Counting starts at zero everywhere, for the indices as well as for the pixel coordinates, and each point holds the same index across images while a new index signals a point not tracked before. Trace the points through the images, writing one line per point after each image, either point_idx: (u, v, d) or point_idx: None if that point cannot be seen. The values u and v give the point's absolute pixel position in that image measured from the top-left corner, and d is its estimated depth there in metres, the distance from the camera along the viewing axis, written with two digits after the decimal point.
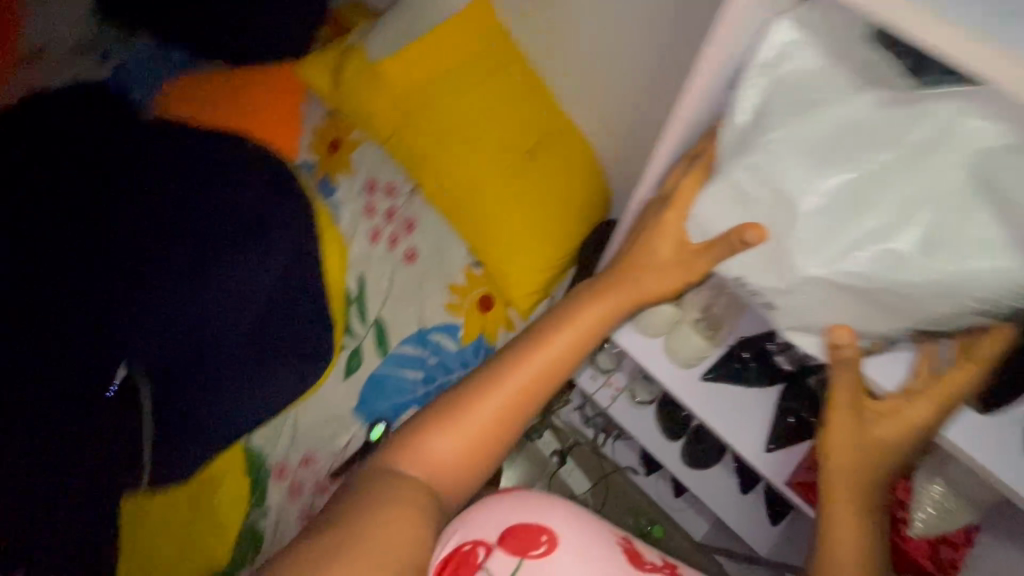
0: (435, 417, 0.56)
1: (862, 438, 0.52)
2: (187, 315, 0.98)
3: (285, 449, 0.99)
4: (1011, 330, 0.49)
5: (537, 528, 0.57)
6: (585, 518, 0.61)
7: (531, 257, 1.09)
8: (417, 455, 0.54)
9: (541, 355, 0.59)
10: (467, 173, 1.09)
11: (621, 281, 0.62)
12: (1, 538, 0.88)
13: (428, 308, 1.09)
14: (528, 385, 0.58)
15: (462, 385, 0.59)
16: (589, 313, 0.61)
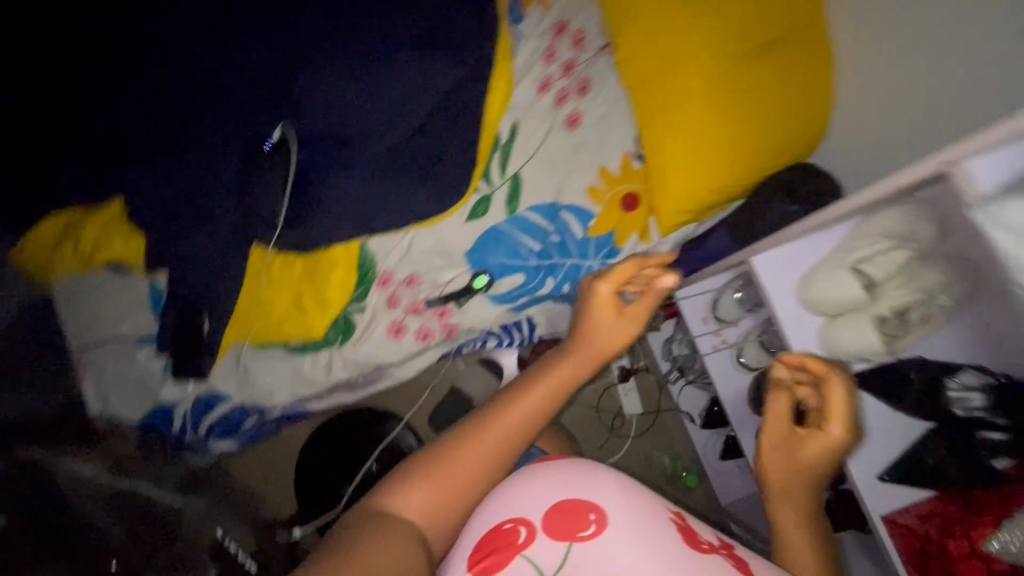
0: (417, 472, 0.61)
1: (805, 453, 0.64)
2: (345, 99, 0.91)
3: (393, 262, 0.99)
4: (840, 362, 0.66)
5: (586, 506, 0.53)
6: (640, 496, 0.56)
7: (710, 172, 0.94)
8: (396, 505, 0.58)
9: (543, 387, 0.66)
10: (677, 47, 0.92)
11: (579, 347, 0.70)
12: (132, 245, 0.94)
13: (571, 183, 1.03)
14: (517, 421, 0.64)
15: (438, 444, 0.64)
16: (565, 368, 0.68)
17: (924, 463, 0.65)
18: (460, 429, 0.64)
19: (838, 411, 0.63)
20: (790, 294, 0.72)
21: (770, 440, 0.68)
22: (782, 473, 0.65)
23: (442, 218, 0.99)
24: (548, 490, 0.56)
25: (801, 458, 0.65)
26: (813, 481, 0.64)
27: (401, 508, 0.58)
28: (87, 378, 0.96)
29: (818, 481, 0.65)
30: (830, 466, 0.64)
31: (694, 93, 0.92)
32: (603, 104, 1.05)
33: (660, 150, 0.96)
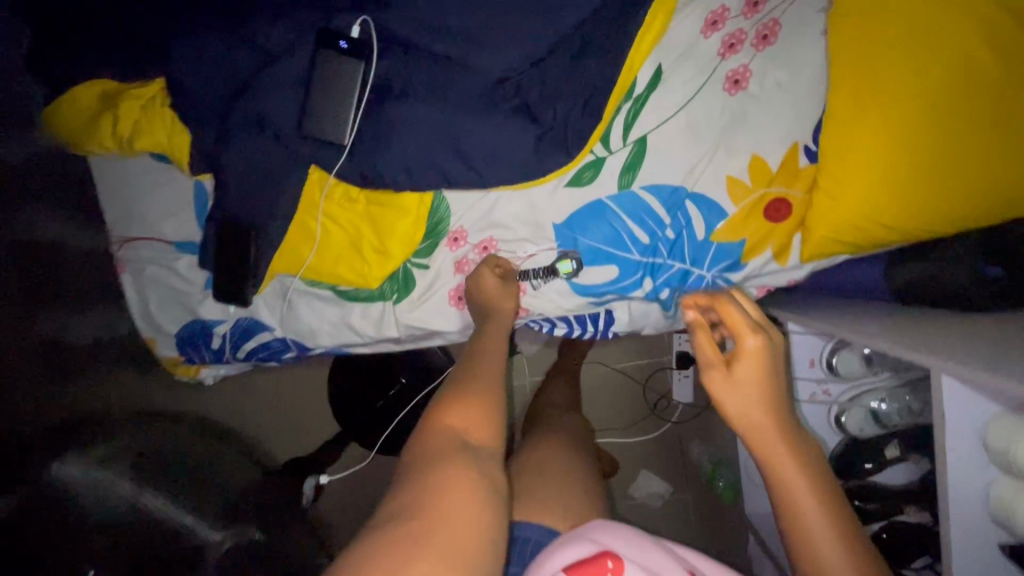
0: (451, 400, 0.58)
1: (753, 391, 0.60)
2: (454, 9, 0.70)
3: (471, 220, 0.83)
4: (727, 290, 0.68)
5: (601, 556, 0.46)
6: (649, 550, 0.49)
7: (904, 198, 0.70)
8: (448, 425, 0.55)
9: (493, 350, 0.70)
10: (921, 28, 0.67)
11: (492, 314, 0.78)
12: (177, 140, 0.80)
13: (709, 166, 0.80)
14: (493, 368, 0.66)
15: (453, 384, 0.61)
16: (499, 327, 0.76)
17: None
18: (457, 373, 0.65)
19: (753, 353, 0.62)
20: (972, 429, 0.56)
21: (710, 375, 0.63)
22: (750, 433, 0.60)
23: (539, 182, 0.80)
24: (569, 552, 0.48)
25: (758, 402, 0.60)
26: (779, 417, 0.60)
27: (460, 434, 0.55)
28: (126, 274, 0.88)
29: (788, 419, 0.60)
30: (775, 391, 0.61)
31: (924, 95, 0.67)
32: (785, 69, 0.77)
33: (846, 156, 0.71)
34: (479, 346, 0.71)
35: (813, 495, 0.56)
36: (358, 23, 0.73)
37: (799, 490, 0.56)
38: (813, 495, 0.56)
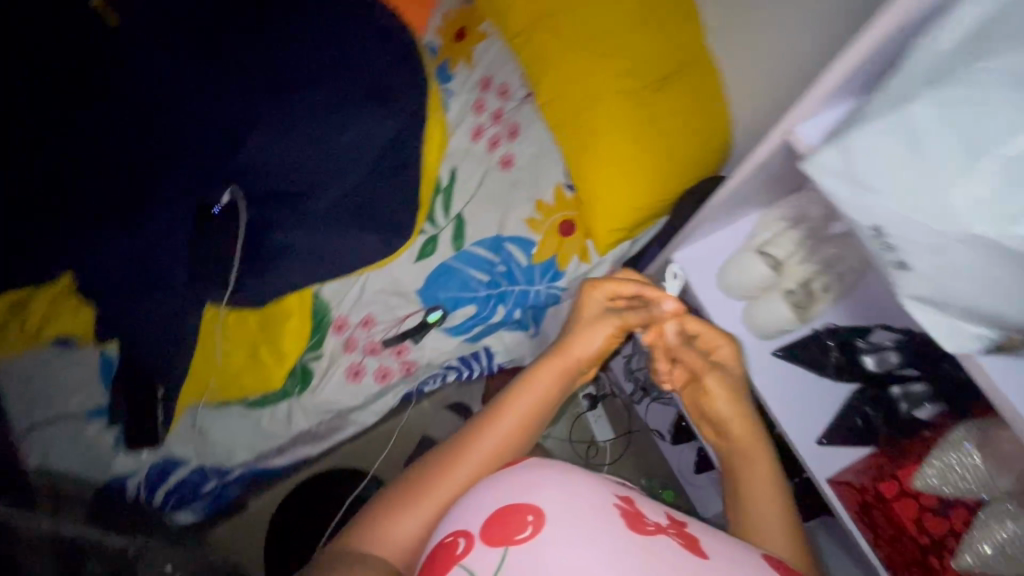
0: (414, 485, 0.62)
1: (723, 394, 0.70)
2: (297, 163, 1.01)
3: (347, 307, 1.04)
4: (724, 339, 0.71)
5: (523, 509, 0.46)
6: (578, 480, 0.50)
7: (629, 190, 1.02)
8: (408, 520, 0.60)
9: (516, 403, 0.68)
10: (589, 89, 1.03)
11: (561, 353, 0.72)
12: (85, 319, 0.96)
13: (510, 217, 1.10)
14: (495, 446, 0.65)
15: (438, 453, 0.65)
16: (550, 376, 0.71)
17: (856, 422, 0.69)
18: (460, 435, 0.67)
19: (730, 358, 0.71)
20: (712, 285, 0.79)
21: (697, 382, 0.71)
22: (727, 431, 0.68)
23: (391, 259, 1.05)
24: (501, 495, 0.49)
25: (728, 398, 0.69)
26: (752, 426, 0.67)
27: (399, 528, 0.60)
28: (31, 459, 0.94)
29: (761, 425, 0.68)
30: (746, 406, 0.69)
31: (607, 125, 1.02)
32: (532, 144, 1.14)
33: (585, 179, 1.05)
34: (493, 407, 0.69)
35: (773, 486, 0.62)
36: (226, 192, 0.99)
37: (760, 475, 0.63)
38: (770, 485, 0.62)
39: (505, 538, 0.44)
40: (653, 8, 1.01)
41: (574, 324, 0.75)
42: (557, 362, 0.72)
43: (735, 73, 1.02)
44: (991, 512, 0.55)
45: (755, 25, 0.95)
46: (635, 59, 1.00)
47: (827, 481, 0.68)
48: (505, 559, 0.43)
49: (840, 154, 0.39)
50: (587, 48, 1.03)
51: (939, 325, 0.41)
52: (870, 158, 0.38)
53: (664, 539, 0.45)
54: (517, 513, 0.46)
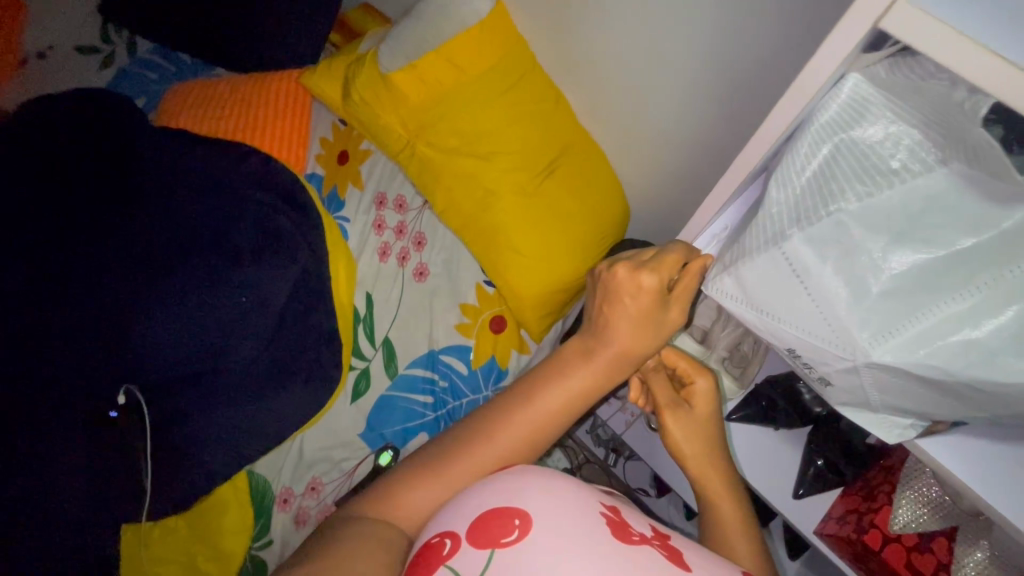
0: (438, 455, 0.55)
1: (700, 432, 0.62)
2: (193, 334, 0.90)
3: (288, 478, 0.96)
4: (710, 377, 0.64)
5: (509, 511, 0.40)
6: (567, 480, 0.45)
7: (548, 276, 1.03)
8: (410, 499, 0.53)
9: (528, 417, 0.55)
10: (485, 189, 1.04)
11: (601, 336, 0.58)
12: None
13: (438, 328, 1.07)
14: (514, 443, 0.54)
15: (470, 426, 0.56)
16: (577, 380, 0.56)
17: (816, 465, 0.69)
18: (472, 418, 0.57)
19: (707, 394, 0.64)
20: None
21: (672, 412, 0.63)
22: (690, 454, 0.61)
23: (323, 412, 0.99)
24: (483, 496, 0.43)
25: (703, 430, 0.62)
26: (716, 454, 0.62)
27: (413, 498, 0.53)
28: None
29: (724, 448, 0.62)
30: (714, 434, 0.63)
31: (511, 221, 1.03)
32: (441, 250, 1.13)
33: (503, 275, 1.05)
34: (533, 379, 0.58)
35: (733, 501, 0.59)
36: (120, 393, 0.87)
37: (722, 494, 0.59)
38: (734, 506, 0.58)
39: (490, 540, 0.38)
40: (526, 101, 1.04)
41: (599, 300, 0.59)
42: (598, 346, 0.57)
43: (614, 144, 1.09)
44: (965, 534, 0.60)
45: (619, 99, 1.02)
46: (519, 154, 1.03)
47: (815, 534, 0.68)
48: (491, 559, 0.37)
49: (734, 289, 0.45)
50: (473, 149, 1.04)
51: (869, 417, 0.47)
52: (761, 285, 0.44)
53: (652, 550, 0.39)
54: (504, 516, 0.40)
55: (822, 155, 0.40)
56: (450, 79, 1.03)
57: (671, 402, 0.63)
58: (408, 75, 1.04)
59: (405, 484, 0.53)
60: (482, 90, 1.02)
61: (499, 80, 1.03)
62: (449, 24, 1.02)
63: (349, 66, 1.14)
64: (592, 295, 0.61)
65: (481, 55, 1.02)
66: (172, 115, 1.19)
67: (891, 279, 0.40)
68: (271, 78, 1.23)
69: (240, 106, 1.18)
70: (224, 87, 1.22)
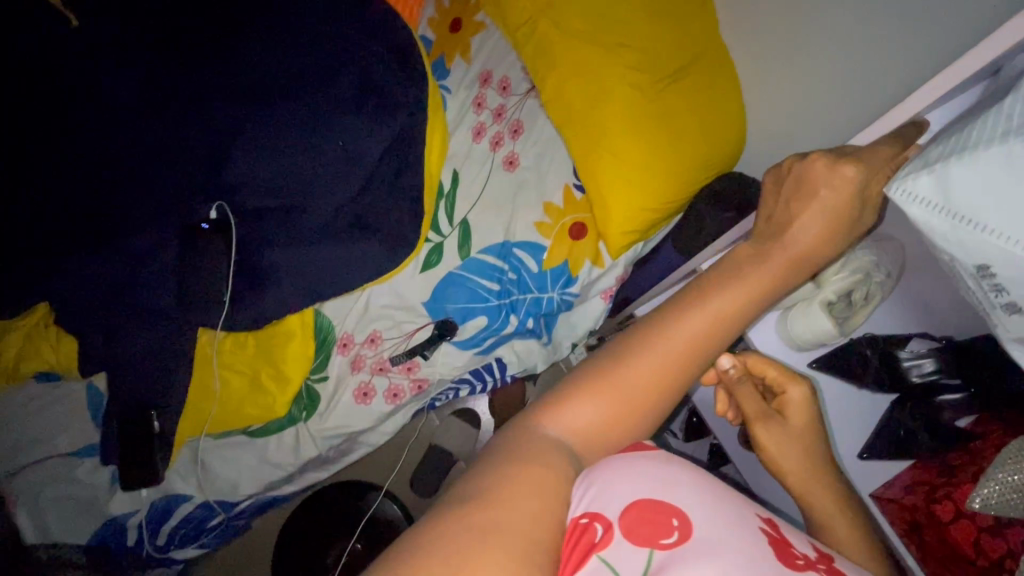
0: (615, 360, 0.50)
1: (798, 443, 0.63)
2: (293, 171, 0.93)
3: (352, 325, 1.00)
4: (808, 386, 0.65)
5: (667, 511, 0.43)
6: (719, 492, 0.47)
7: (645, 191, 0.97)
8: (558, 420, 0.47)
9: (709, 317, 0.51)
10: (601, 84, 0.96)
11: (777, 252, 0.56)
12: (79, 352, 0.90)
13: (517, 221, 1.05)
14: (700, 344, 0.51)
15: (651, 326, 0.52)
16: (759, 274, 0.55)
17: (896, 432, 0.67)
18: (624, 337, 0.52)
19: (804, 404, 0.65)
20: None
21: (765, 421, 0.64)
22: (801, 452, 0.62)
23: (396, 273, 1.00)
24: (640, 482, 0.45)
25: (799, 446, 0.63)
26: (821, 459, 0.63)
27: (583, 420, 0.48)
28: (19, 506, 0.88)
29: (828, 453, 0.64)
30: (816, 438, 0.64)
31: (617, 121, 0.96)
32: (536, 142, 1.08)
33: (597, 179, 0.99)
34: (706, 283, 0.55)
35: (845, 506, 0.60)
36: (212, 207, 0.92)
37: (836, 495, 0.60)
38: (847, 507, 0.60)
39: (648, 539, 0.42)
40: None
41: (788, 194, 0.58)
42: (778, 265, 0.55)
43: (751, 63, 0.99)
44: None
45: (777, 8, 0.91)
46: (644, 48, 0.94)
47: (869, 496, 0.69)
48: (651, 562, 0.41)
49: (934, 185, 0.37)
50: (600, 37, 0.96)
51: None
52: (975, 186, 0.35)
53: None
54: (662, 514, 0.43)
55: None
56: None
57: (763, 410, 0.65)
58: None
59: (564, 401, 0.48)
60: None
61: None
62: None
63: None
64: (776, 191, 0.60)
65: None
66: None
67: None
68: None
69: None
70: None
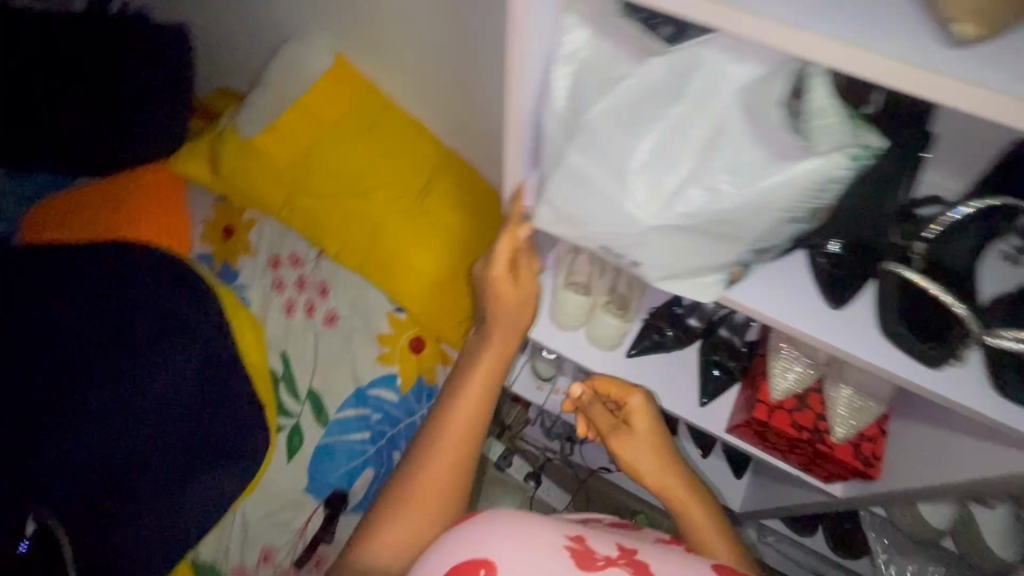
0: (405, 478, 0.60)
1: (648, 446, 0.71)
2: (120, 430, 0.90)
3: (239, 551, 1.01)
4: (643, 393, 0.72)
5: (473, 565, 0.43)
6: (531, 520, 0.48)
7: (450, 287, 1.09)
8: (373, 554, 0.57)
9: (460, 410, 0.63)
10: (368, 224, 1.09)
11: (500, 326, 0.66)
12: None
13: (361, 365, 1.08)
14: (458, 437, 0.62)
15: (423, 434, 0.63)
16: (488, 355, 0.65)
17: (715, 373, 0.79)
18: (410, 452, 0.63)
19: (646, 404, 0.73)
20: (552, 330, 0.85)
21: (614, 437, 0.73)
22: (646, 458, 0.70)
23: (261, 477, 1.02)
24: (450, 548, 0.45)
25: (647, 449, 0.71)
26: (673, 457, 0.70)
27: (390, 540, 0.58)
28: None
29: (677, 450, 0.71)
30: (662, 439, 0.71)
31: (405, 245, 1.08)
32: (346, 291, 1.13)
33: (406, 296, 1.08)
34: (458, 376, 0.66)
35: (693, 495, 0.67)
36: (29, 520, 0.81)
37: (685, 486, 0.68)
38: (697, 497, 0.67)
39: None
40: (384, 136, 1.10)
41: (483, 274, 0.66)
42: (501, 340, 0.66)
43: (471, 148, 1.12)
44: (828, 384, 0.68)
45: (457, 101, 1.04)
46: (394, 180, 1.10)
47: (726, 433, 0.79)
48: None
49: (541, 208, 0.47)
50: (350, 190, 1.10)
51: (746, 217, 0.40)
52: (557, 197, 0.45)
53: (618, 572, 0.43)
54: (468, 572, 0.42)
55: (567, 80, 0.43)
56: (313, 127, 1.11)
57: (615, 424, 0.74)
58: (271, 137, 1.10)
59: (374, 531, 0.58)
60: (347, 130, 1.10)
61: (355, 124, 1.10)
62: (294, 87, 1.10)
63: (211, 143, 1.17)
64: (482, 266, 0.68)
65: (331, 100, 1.09)
66: (45, 228, 1.19)
67: (642, 156, 0.41)
68: (136, 171, 1.24)
69: (109, 205, 1.19)
70: (89, 189, 1.23)
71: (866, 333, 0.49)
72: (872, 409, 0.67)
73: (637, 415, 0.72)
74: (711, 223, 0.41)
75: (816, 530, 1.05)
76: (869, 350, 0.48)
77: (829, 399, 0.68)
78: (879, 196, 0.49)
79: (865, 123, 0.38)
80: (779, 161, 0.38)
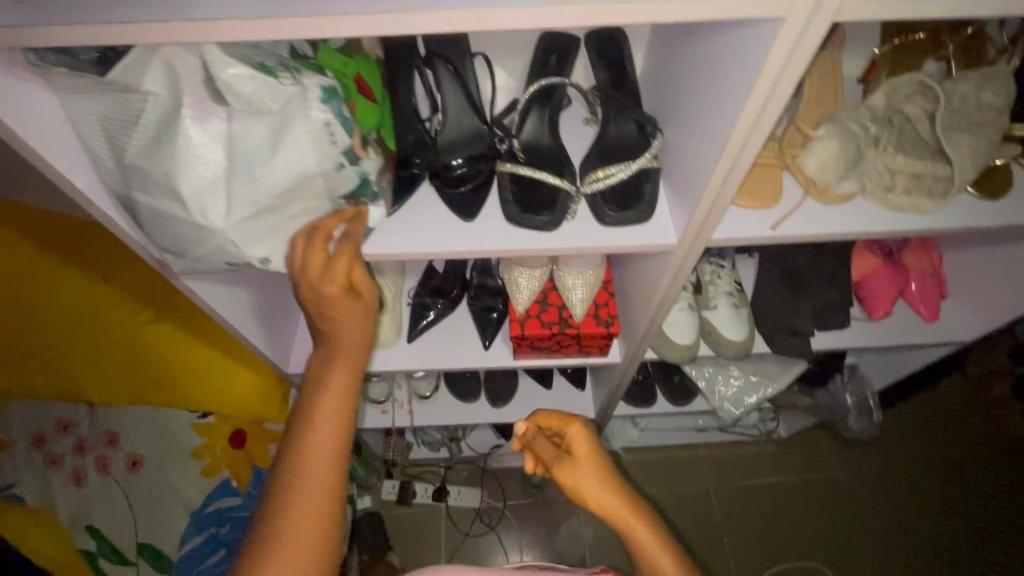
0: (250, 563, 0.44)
1: (594, 472, 0.58)
2: None
3: None
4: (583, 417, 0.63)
5: None
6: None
7: (225, 366, 1.00)
8: None
9: (316, 448, 0.48)
10: (110, 352, 0.99)
11: (342, 326, 0.51)
12: None
13: (186, 490, 0.96)
14: (315, 481, 0.47)
15: (270, 495, 0.47)
16: (337, 371, 0.51)
17: (493, 315, 0.86)
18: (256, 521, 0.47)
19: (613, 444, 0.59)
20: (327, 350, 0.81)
21: (559, 467, 0.61)
22: (601, 488, 0.57)
23: None
24: None
25: (592, 473, 0.58)
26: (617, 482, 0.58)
27: None
28: None
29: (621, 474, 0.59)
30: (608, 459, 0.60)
31: (173, 343, 1.00)
32: (137, 428, 0.98)
33: (189, 399, 0.99)
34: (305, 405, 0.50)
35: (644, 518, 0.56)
36: None
37: (636, 521, 0.56)
38: (646, 526, 0.55)
39: None
40: (84, 262, 1.03)
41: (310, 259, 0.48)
42: (342, 351, 0.52)
43: None
44: (553, 263, 0.77)
45: None
46: (124, 291, 1.03)
47: (515, 360, 0.86)
48: None
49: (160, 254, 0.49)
50: (74, 329, 1.00)
51: (299, 184, 0.46)
52: (160, 237, 0.46)
53: None
54: None
55: (85, 132, 0.42)
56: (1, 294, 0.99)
57: (563, 459, 0.61)
58: None
59: None
60: (46, 274, 1.02)
61: (46, 264, 1.02)
62: None
63: None
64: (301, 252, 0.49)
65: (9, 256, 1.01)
66: None
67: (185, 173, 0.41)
68: None
69: None
70: None
71: (502, 230, 0.56)
72: (597, 275, 0.76)
73: (588, 447, 0.61)
74: (280, 202, 0.46)
75: (658, 395, 1.16)
76: (504, 240, 0.55)
77: (564, 280, 0.76)
78: (460, 116, 0.60)
79: (306, 67, 0.44)
80: (280, 133, 0.43)
